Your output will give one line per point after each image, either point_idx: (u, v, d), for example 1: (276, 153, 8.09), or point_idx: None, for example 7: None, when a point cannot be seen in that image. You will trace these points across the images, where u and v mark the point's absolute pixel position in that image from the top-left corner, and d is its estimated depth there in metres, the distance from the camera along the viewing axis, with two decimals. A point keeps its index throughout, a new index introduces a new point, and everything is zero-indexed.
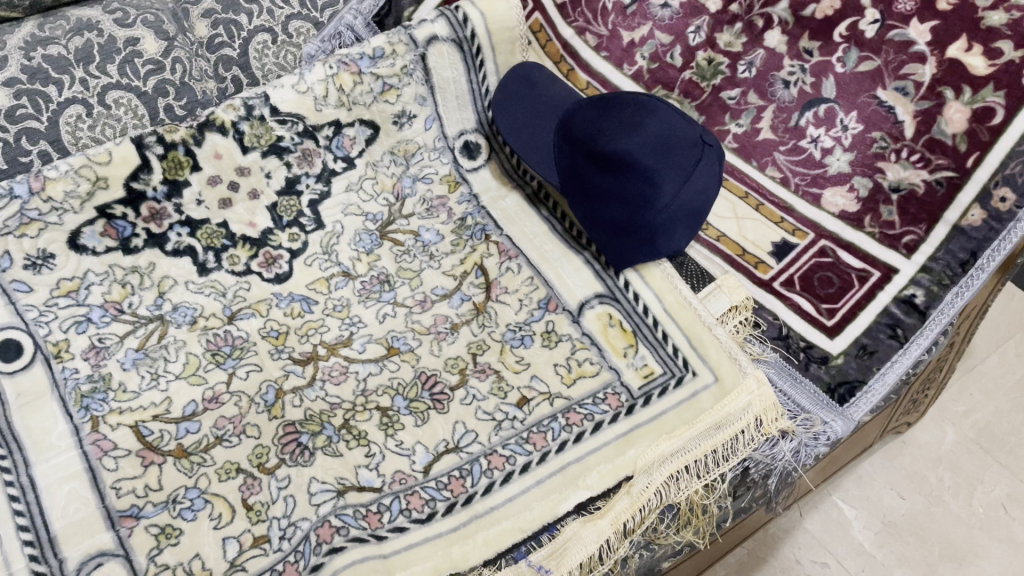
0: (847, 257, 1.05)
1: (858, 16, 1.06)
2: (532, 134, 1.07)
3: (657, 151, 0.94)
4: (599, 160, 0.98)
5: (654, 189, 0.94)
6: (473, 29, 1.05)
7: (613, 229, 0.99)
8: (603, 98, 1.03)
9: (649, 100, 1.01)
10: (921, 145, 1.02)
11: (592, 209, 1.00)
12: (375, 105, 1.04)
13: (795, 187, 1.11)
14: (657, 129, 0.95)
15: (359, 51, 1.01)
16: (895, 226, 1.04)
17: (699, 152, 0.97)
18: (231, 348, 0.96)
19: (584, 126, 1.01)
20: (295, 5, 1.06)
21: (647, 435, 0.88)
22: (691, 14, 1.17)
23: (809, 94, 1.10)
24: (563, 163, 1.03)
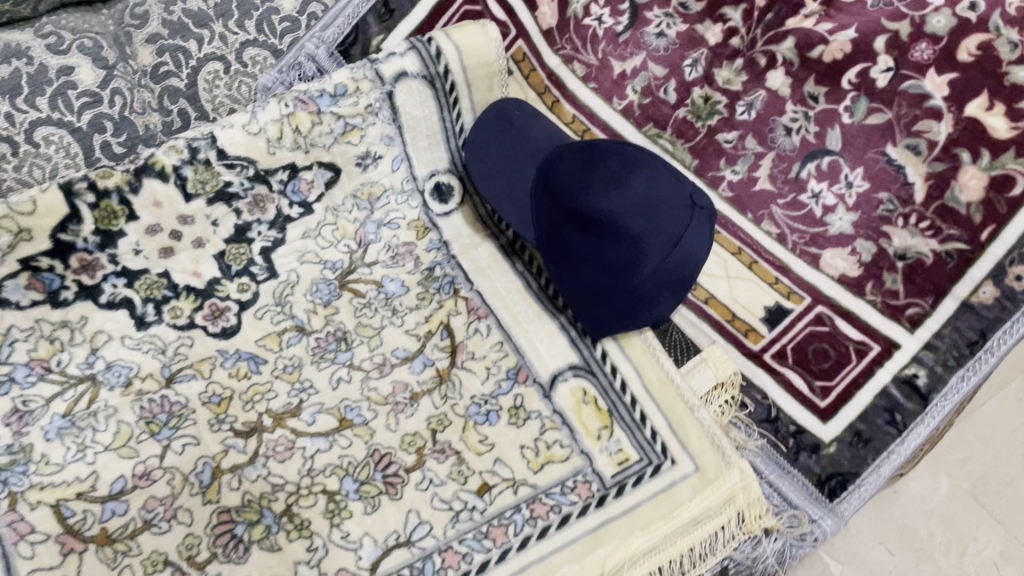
0: (846, 327, 0.97)
1: (869, 62, 0.97)
2: (509, 180, 0.97)
3: (645, 215, 0.85)
4: (578, 220, 0.89)
5: (640, 258, 0.85)
6: (447, 64, 0.96)
7: (592, 296, 0.90)
8: (585, 146, 0.94)
9: (636, 153, 0.92)
10: (932, 212, 0.93)
11: (570, 272, 0.91)
12: (336, 147, 0.94)
13: (793, 245, 1.02)
14: (645, 190, 0.87)
15: (320, 87, 0.92)
16: (899, 296, 0.96)
17: (690, 215, 0.88)
18: (168, 416, 0.88)
19: (563, 179, 0.91)
20: (251, 31, 0.95)
21: (616, 529, 0.82)
22: (689, 46, 1.09)
23: (812, 144, 1.01)
24: (541, 216, 0.94)
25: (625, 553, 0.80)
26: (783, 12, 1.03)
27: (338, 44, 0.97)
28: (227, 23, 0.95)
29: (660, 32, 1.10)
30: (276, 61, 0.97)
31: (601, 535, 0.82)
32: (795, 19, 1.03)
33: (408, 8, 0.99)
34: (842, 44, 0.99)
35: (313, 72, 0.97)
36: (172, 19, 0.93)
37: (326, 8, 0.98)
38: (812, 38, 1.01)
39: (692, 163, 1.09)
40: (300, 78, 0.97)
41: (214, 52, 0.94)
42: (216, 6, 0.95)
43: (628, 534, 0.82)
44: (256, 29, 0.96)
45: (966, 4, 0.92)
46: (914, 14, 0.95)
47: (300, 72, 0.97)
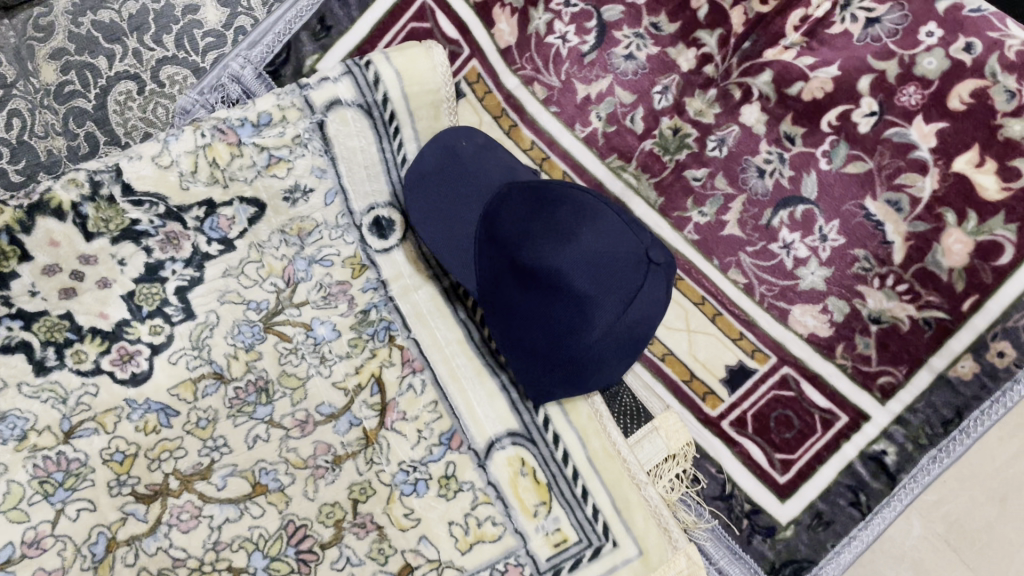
0: (812, 392, 0.90)
1: (852, 104, 0.89)
2: (452, 221, 0.89)
3: (593, 273, 0.78)
4: (522, 273, 0.81)
5: (588, 319, 0.78)
6: (387, 91, 0.87)
7: (532, 356, 0.82)
8: (534, 187, 0.86)
9: (586, 199, 0.84)
10: (911, 275, 0.85)
11: (512, 327, 0.83)
12: (259, 181, 0.85)
13: (761, 298, 0.94)
14: (594, 244, 0.79)
15: (241, 115, 0.83)
16: (871, 362, 0.89)
17: (641, 271, 0.80)
18: (64, 475, 0.81)
19: (509, 226, 0.84)
20: (169, 47, 1.02)
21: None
22: (659, 71, 1.00)
23: (785, 190, 0.93)
24: (483, 265, 0.86)
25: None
26: (760, 41, 0.95)
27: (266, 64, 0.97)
28: (142, 37, 1.02)
29: (629, 54, 1.01)
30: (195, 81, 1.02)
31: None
32: (773, 50, 0.94)
33: (346, 24, 0.98)
34: (823, 81, 0.90)
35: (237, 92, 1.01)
36: (79, 33, 1.01)
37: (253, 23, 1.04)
38: (791, 73, 0.92)
39: (657, 202, 1.00)
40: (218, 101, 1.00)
41: (128, 71, 1.01)
42: (130, 20, 1.02)
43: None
44: (175, 45, 1.02)
45: (961, 45, 0.83)
46: (903, 53, 0.86)
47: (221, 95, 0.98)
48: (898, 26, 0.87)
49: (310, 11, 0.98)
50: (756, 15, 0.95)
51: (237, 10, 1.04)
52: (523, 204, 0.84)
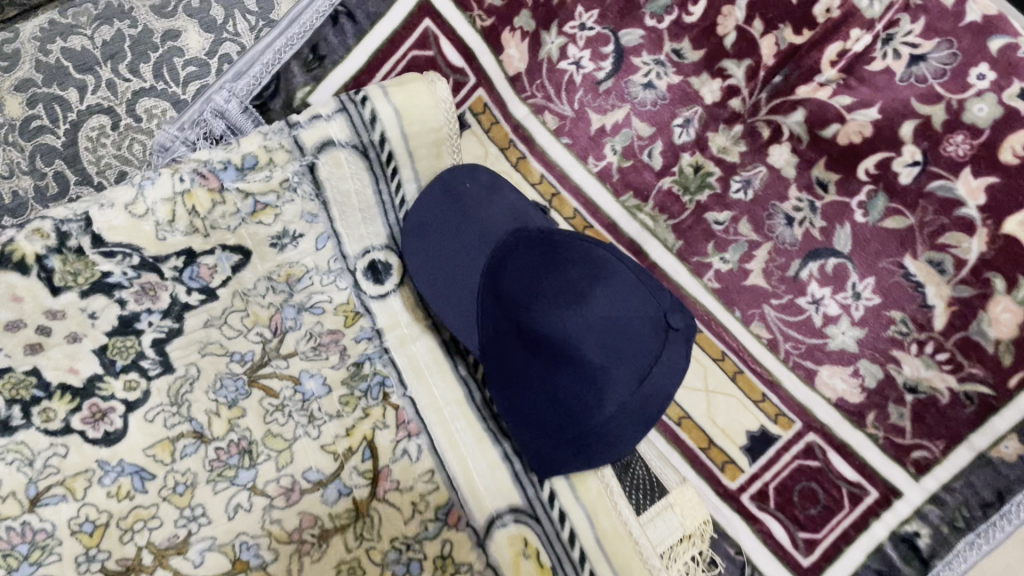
0: (839, 463, 0.84)
1: (893, 151, 0.81)
2: (456, 273, 0.83)
3: (605, 342, 0.70)
4: (529, 337, 0.74)
5: (599, 393, 0.70)
6: (384, 131, 0.79)
7: (539, 427, 0.75)
8: (543, 239, 0.78)
9: (600, 254, 0.75)
10: (953, 343, 0.78)
11: (519, 394, 0.76)
12: (243, 228, 0.78)
13: (787, 356, 0.88)
14: (606, 307, 0.71)
15: (223, 157, 0.75)
16: (906, 434, 0.82)
17: (659, 338, 0.71)
18: (30, 547, 0.74)
19: (515, 284, 0.76)
20: (147, 77, 1.00)
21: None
22: (681, 102, 0.93)
23: (816, 241, 0.86)
24: (488, 324, 0.79)
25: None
26: (793, 76, 0.86)
27: (252, 96, 0.94)
28: (117, 66, 0.99)
29: (648, 83, 0.94)
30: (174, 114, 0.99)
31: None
32: (807, 86, 0.86)
33: (341, 53, 0.95)
34: (862, 124, 0.82)
35: (222, 128, 0.95)
36: (48, 62, 0.99)
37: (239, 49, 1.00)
38: (826, 114, 0.84)
39: (675, 245, 0.93)
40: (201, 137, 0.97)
41: (100, 104, 0.99)
42: (103, 47, 1.00)
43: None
44: (153, 75, 1.00)
45: (1016, 91, 0.73)
46: (951, 96, 0.77)
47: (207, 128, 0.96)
48: (946, 65, 0.77)
49: (303, 40, 0.95)
50: (789, 46, 0.86)
51: (221, 36, 1.01)
52: (531, 259, 0.76)
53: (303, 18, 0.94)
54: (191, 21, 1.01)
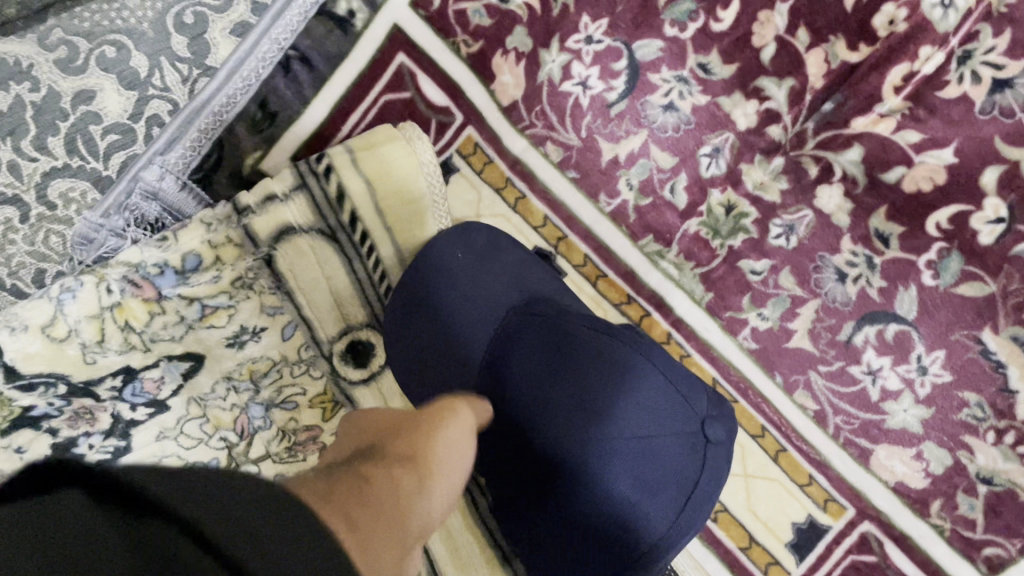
0: (899, 557, 0.74)
1: (971, 204, 0.67)
2: (453, 361, 0.65)
3: (638, 471, 0.56)
4: (540, 460, 0.58)
5: (629, 532, 0.56)
6: (354, 206, 0.67)
7: (549, 561, 0.60)
8: (549, 328, 0.62)
9: (624, 353, 0.59)
10: None
11: (525, 525, 0.61)
12: (191, 335, 0.65)
13: (837, 432, 0.76)
14: (638, 427, 0.56)
15: (159, 259, 0.62)
16: (976, 528, 0.72)
17: (697, 457, 0.58)
18: None
19: (518, 388, 0.60)
20: (58, 154, 0.71)
21: (377, 483, 0.38)
22: (709, 126, 0.77)
23: (873, 303, 0.73)
24: (486, 432, 0.62)
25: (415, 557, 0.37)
26: (849, 104, 0.71)
27: (191, 169, 0.75)
28: (18, 143, 0.70)
29: (669, 104, 0.77)
30: (100, 197, 0.71)
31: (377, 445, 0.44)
32: (864, 119, 0.71)
33: (298, 107, 0.78)
34: (934, 168, 0.68)
35: (157, 213, 0.74)
36: None
37: (173, 110, 0.73)
38: (890, 153, 0.70)
39: (704, 297, 0.80)
40: (133, 224, 0.72)
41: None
42: None
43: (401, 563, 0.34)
44: (65, 150, 0.71)
45: None
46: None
47: (133, 215, 0.72)
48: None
49: (247, 94, 0.76)
50: (843, 66, 0.70)
51: (147, 93, 0.73)
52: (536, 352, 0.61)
53: (243, 69, 0.75)
54: (107, 76, 0.72)
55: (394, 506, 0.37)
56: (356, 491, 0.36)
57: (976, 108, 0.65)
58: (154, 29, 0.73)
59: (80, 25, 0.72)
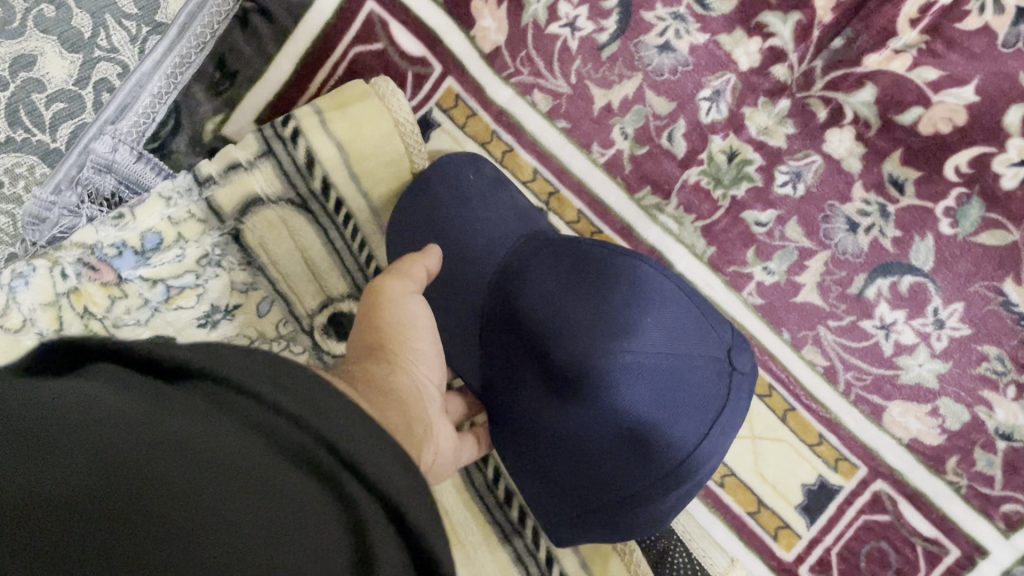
0: (913, 517, 0.70)
1: (995, 147, 0.66)
2: (462, 291, 0.61)
3: (657, 391, 0.51)
4: (551, 380, 0.53)
5: (642, 459, 0.51)
6: (325, 172, 0.63)
7: (552, 493, 0.55)
8: (572, 251, 0.57)
9: (650, 276, 0.55)
10: None
11: (529, 455, 0.56)
12: (157, 319, 0.60)
13: (848, 388, 0.71)
14: (661, 344, 0.52)
15: (116, 239, 0.59)
16: (995, 485, 0.68)
17: (723, 383, 0.53)
18: None
19: (533, 305, 0.55)
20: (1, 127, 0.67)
21: (386, 388, 0.43)
22: (711, 68, 0.72)
23: (886, 254, 0.69)
24: (495, 355, 0.58)
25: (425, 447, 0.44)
26: (861, 39, 0.69)
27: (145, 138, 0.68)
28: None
29: (664, 44, 0.73)
30: (49, 172, 0.67)
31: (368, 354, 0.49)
32: (879, 55, 0.68)
33: (260, 65, 0.71)
34: (953, 108, 0.66)
35: (113, 187, 0.66)
36: None
37: (122, 74, 0.68)
38: (906, 93, 0.68)
39: (705, 252, 0.74)
40: (86, 200, 0.66)
41: None
42: None
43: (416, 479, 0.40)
44: (8, 122, 0.67)
45: None
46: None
47: (86, 190, 0.66)
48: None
49: (202, 53, 0.70)
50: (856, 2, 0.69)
51: (93, 56, 0.68)
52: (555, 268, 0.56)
53: (196, 24, 0.69)
54: (47, 39, 0.67)
55: (400, 409, 0.42)
56: (374, 398, 0.41)
57: (1003, 41, 0.65)
58: None
59: None
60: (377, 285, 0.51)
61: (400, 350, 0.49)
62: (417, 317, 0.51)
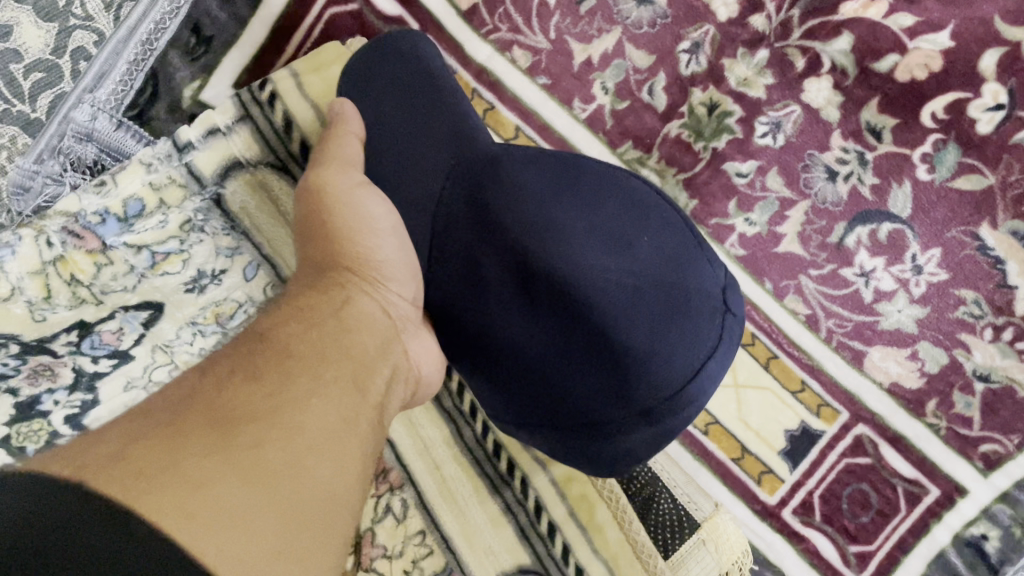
0: (893, 458, 0.71)
1: (971, 91, 0.67)
2: (413, 192, 0.57)
3: (655, 321, 0.50)
4: (537, 293, 0.51)
5: (632, 387, 0.50)
6: (303, 131, 0.67)
7: (514, 404, 0.54)
8: (558, 161, 0.55)
9: (650, 205, 0.54)
10: None
11: (492, 366, 0.54)
12: (144, 284, 0.60)
13: (829, 335, 0.72)
14: (658, 271, 0.51)
15: (99, 206, 0.61)
16: (972, 425, 0.70)
17: (716, 327, 0.52)
18: None
19: (514, 213, 0.52)
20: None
21: (280, 394, 0.38)
22: (689, 20, 0.73)
23: (865, 201, 0.71)
24: (458, 263, 0.54)
25: (371, 441, 0.42)
26: None
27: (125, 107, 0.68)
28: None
29: None
30: (31, 142, 0.66)
31: (308, 301, 0.47)
32: (853, 3, 0.70)
33: (234, 30, 0.71)
34: (929, 54, 0.68)
35: (94, 155, 0.67)
36: None
37: (99, 41, 0.67)
38: (882, 39, 0.69)
39: (688, 205, 0.74)
40: (69, 169, 0.66)
41: None
42: None
43: (343, 514, 0.36)
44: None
45: None
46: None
47: (68, 158, 0.66)
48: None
49: (177, 19, 0.69)
50: None
51: (68, 23, 0.66)
52: (542, 180, 0.53)
53: None
54: (23, 7, 0.65)
55: (314, 414, 0.38)
56: (271, 409, 0.37)
57: None
58: None
59: None
60: (317, 173, 0.55)
61: (360, 269, 0.52)
62: (366, 204, 0.54)
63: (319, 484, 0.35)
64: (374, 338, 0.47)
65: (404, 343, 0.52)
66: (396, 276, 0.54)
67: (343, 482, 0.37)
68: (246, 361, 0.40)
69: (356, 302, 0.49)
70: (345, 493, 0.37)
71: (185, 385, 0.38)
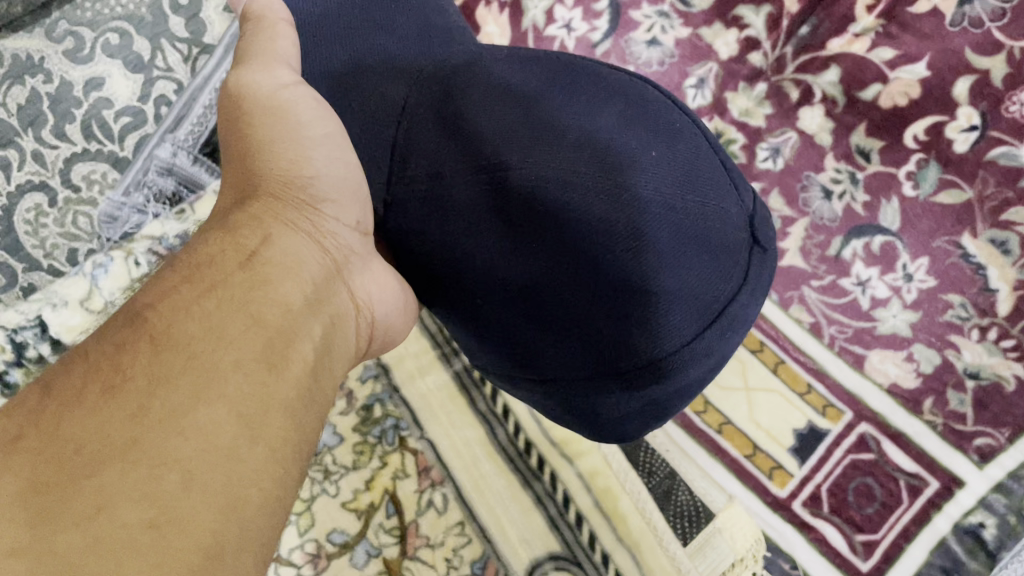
0: (895, 453, 0.75)
1: (946, 114, 0.75)
2: (368, 87, 0.54)
3: (666, 255, 0.45)
4: (508, 216, 0.46)
5: (634, 336, 0.46)
6: None
7: (496, 349, 0.51)
8: (550, 69, 0.51)
9: (660, 110, 0.50)
10: (1020, 329, 0.74)
11: (460, 301, 0.50)
12: None
13: (832, 341, 0.78)
14: (668, 189, 0.46)
15: (179, 230, 0.69)
16: (966, 421, 0.75)
17: (742, 262, 0.49)
18: None
19: (491, 125, 0.47)
20: (77, 140, 0.78)
21: (146, 413, 0.33)
22: (694, 58, 0.82)
23: (858, 217, 0.79)
24: (419, 182, 0.50)
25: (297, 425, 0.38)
26: (824, 26, 0.79)
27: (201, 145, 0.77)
28: (39, 133, 0.78)
29: (652, 39, 0.82)
30: (119, 177, 0.78)
31: (209, 253, 0.42)
32: (840, 39, 0.78)
33: None
34: (908, 83, 0.76)
35: (173, 188, 0.76)
36: None
37: (178, 89, 0.79)
38: (865, 71, 0.77)
39: None
40: (151, 200, 0.76)
41: (31, 180, 0.77)
42: (19, 113, 0.78)
43: (240, 550, 0.32)
44: (83, 136, 0.78)
45: None
46: (1012, 43, 0.73)
47: (151, 191, 0.76)
48: (1003, 8, 0.74)
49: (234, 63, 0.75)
50: None
51: (152, 75, 0.79)
52: (526, 84, 0.49)
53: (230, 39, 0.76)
54: (114, 62, 0.79)
55: (200, 424, 0.34)
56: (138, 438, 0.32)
57: (948, 22, 0.74)
58: (153, 14, 0.79)
59: (83, 16, 0.79)
60: (243, 84, 0.51)
61: (287, 192, 0.49)
62: (295, 110, 0.50)
63: (192, 529, 0.31)
64: (297, 291, 0.43)
65: (349, 283, 0.49)
66: (335, 198, 0.50)
67: (234, 509, 0.32)
68: (111, 358, 0.35)
69: (275, 244, 0.45)
70: (240, 517, 0.32)
71: (28, 404, 0.33)
